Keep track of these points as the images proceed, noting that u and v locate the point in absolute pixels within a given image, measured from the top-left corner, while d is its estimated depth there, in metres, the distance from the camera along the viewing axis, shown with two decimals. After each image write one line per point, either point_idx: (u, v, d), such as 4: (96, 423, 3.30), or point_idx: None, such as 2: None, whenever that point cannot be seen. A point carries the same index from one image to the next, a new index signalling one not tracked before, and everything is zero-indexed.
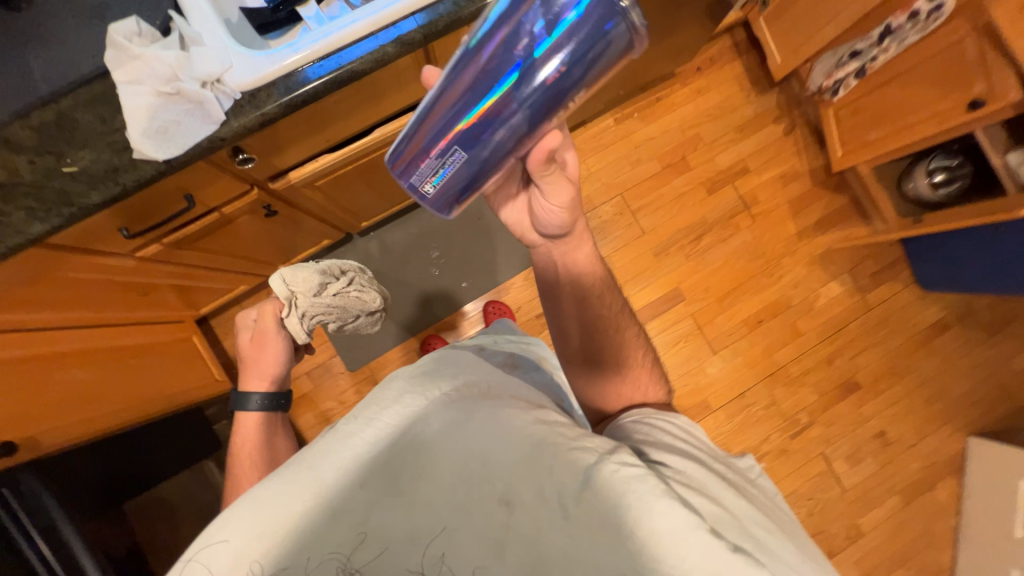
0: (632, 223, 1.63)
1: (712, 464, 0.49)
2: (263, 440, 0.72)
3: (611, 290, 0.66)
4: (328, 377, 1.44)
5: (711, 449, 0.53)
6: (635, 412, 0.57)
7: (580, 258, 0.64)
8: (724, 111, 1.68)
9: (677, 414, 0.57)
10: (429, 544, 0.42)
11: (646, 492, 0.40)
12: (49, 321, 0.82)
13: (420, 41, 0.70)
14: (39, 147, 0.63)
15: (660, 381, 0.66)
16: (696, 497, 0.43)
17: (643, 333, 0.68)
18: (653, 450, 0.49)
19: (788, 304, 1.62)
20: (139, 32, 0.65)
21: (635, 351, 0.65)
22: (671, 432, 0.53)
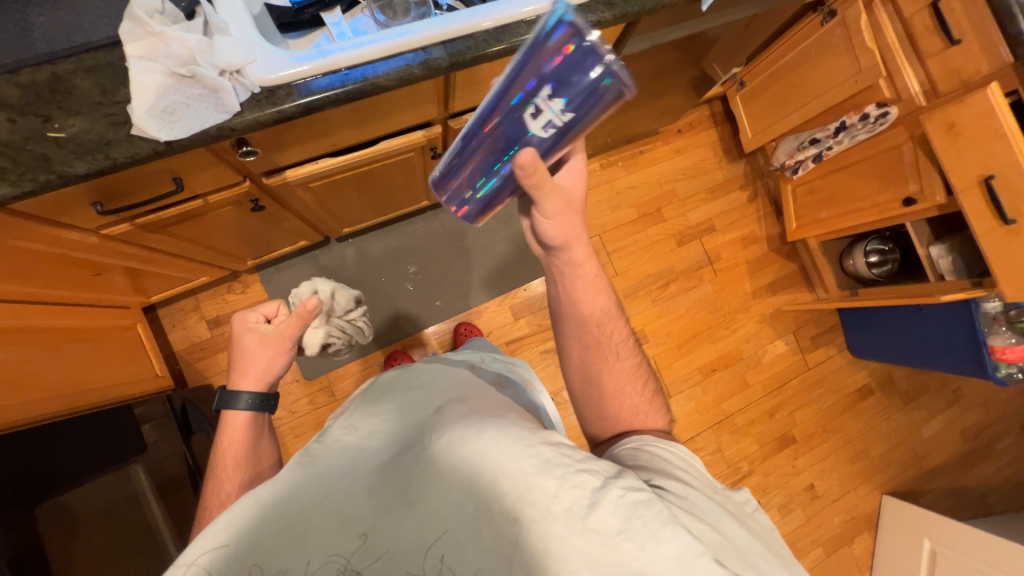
0: (606, 263, 1.70)
1: (711, 494, 0.53)
2: (243, 444, 0.66)
3: (614, 319, 0.68)
4: (280, 384, 1.36)
5: (708, 478, 0.56)
6: (635, 438, 0.60)
7: (583, 285, 0.66)
8: (698, 172, 1.83)
9: (677, 443, 0.59)
10: (430, 547, 0.44)
11: (652, 517, 0.42)
12: None
13: (446, 67, 0.73)
14: (24, 107, 0.59)
15: (663, 408, 0.68)
16: (697, 523, 0.47)
17: (644, 359, 0.70)
18: (657, 476, 0.52)
19: (739, 357, 1.74)
20: (161, 9, 0.63)
21: (635, 378, 0.68)
22: (671, 461, 0.55)
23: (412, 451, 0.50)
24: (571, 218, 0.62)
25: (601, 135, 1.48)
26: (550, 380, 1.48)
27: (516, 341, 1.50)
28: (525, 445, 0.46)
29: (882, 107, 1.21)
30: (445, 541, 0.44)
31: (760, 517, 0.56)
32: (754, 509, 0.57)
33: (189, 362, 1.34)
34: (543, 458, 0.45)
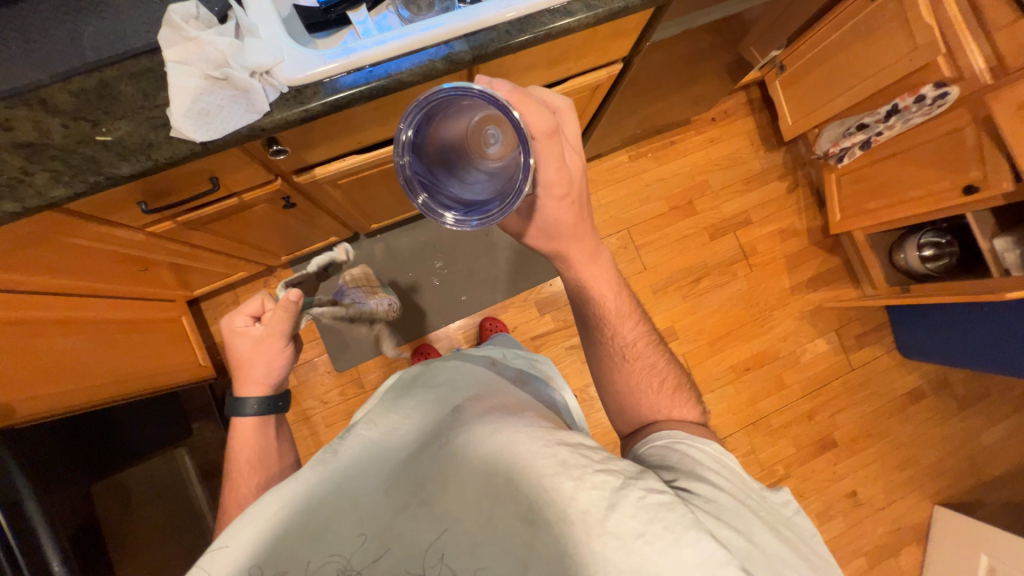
0: (634, 258, 1.66)
1: (742, 497, 0.51)
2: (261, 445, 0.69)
3: (628, 315, 0.67)
4: (313, 375, 1.41)
5: (745, 478, 0.54)
6: (667, 434, 0.58)
7: (596, 284, 0.64)
8: (733, 162, 1.75)
9: (710, 441, 0.57)
10: (428, 547, 0.43)
11: (674, 521, 0.41)
12: (42, 284, 0.81)
13: (468, 61, 0.73)
14: (75, 113, 0.63)
15: (694, 401, 0.66)
16: (723, 528, 0.46)
17: (666, 351, 0.69)
18: (684, 477, 0.51)
19: (775, 356, 1.66)
20: (196, 15, 0.66)
21: (657, 372, 0.66)
22: (702, 461, 0.53)
23: (429, 451, 0.50)
24: (582, 225, 0.59)
25: (629, 126, 1.44)
26: (575, 377, 1.47)
27: (541, 337, 1.49)
28: (541, 446, 0.46)
29: (941, 87, 1.12)
30: (460, 543, 0.43)
31: (801, 521, 0.53)
32: (795, 513, 0.54)
33: None
34: (560, 458, 0.45)
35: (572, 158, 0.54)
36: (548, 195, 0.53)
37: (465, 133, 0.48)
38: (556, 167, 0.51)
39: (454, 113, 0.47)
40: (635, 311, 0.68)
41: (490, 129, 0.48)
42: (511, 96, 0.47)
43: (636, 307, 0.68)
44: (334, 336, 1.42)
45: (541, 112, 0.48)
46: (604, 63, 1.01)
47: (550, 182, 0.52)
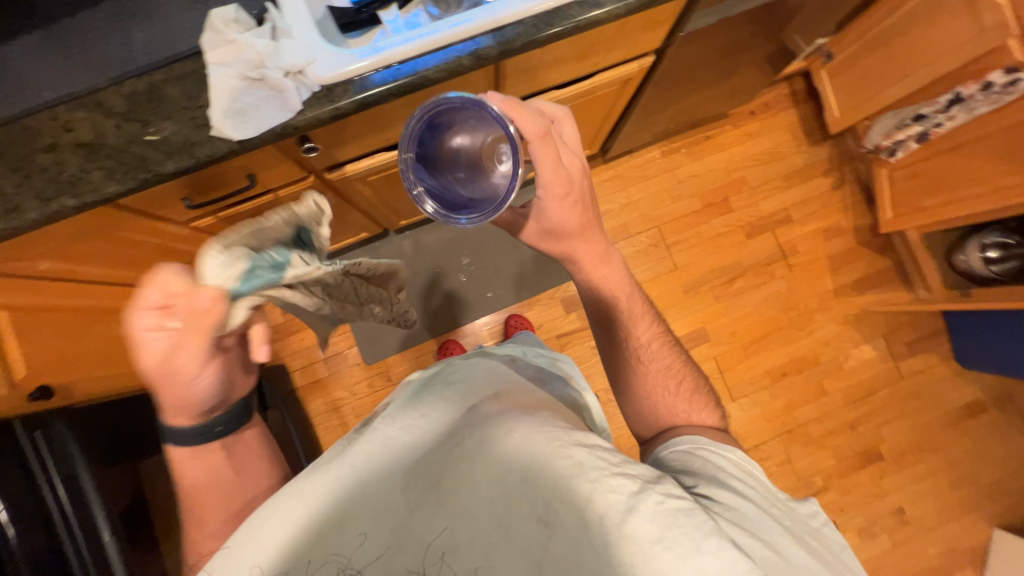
0: (665, 257, 1.60)
1: (769, 508, 0.48)
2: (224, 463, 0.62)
3: (641, 317, 0.65)
4: (343, 367, 1.46)
5: (770, 485, 0.52)
6: (689, 440, 0.56)
7: (610, 285, 0.63)
8: (773, 158, 1.67)
9: (734, 448, 0.55)
10: (430, 543, 0.44)
11: (693, 527, 0.41)
12: (94, 275, 0.87)
13: (495, 56, 0.73)
14: (127, 114, 0.67)
15: (712, 404, 0.64)
16: (747, 537, 0.44)
17: (682, 352, 0.67)
18: (705, 484, 0.49)
19: (815, 361, 1.57)
20: (236, 18, 0.69)
21: (673, 375, 0.64)
22: (725, 468, 0.51)
23: (443, 448, 0.50)
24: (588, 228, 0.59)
25: (662, 121, 1.39)
26: (599, 377, 1.45)
27: (567, 335, 1.48)
28: (558, 448, 0.45)
29: (1011, 74, 1.02)
30: (475, 542, 0.44)
31: (829, 533, 0.51)
32: (823, 524, 0.52)
33: None
34: (577, 460, 0.44)
35: (569, 158, 0.54)
36: (549, 195, 0.53)
37: (471, 143, 0.48)
38: (553, 166, 0.51)
39: (461, 125, 0.48)
40: (648, 312, 0.67)
41: (496, 143, 0.48)
42: (502, 107, 0.46)
43: (649, 308, 0.67)
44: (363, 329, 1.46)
45: (533, 115, 0.48)
46: (636, 55, 0.98)
47: (550, 184, 0.53)
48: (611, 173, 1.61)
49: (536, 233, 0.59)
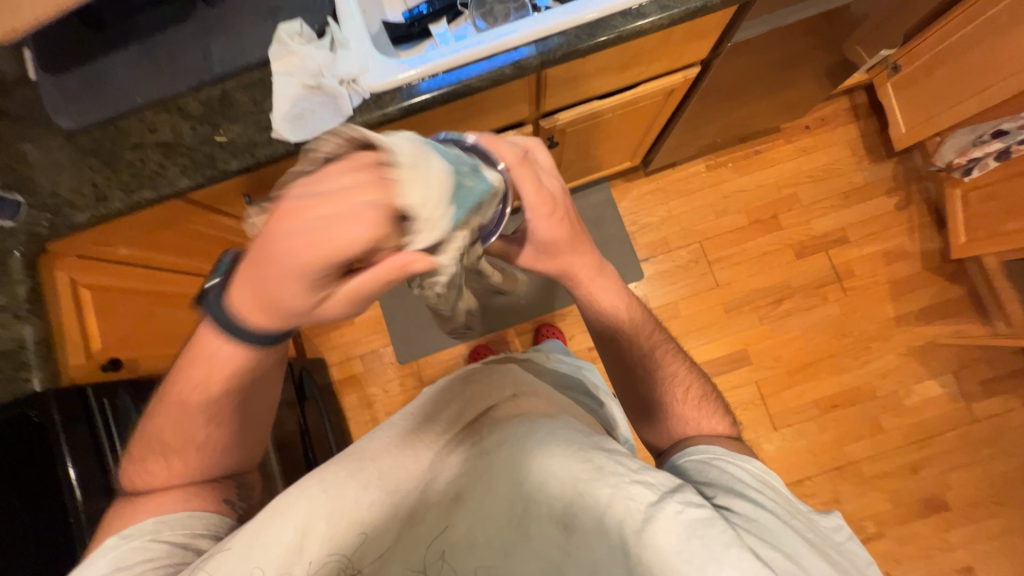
0: (707, 273, 1.54)
1: (788, 517, 0.46)
2: (222, 394, 0.53)
3: (643, 331, 0.63)
4: (378, 364, 1.51)
5: (790, 496, 0.50)
6: (704, 449, 0.55)
7: (607, 299, 0.61)
8: (829, 174, 1.58)
9: (751, 458, 0.53)
10: (433, 539, 0.44)
11: (713, 538, 0.39)
12: (163, 262, 0.97)
13: (536, 66, 0.75)
14: (201, 117, 0.74)
15: (723, 411, 0.62)
16: (766, 546, 0.42)
17: (692, 364, 0.65)
18: (720, 494, 0.48)
19: (870, 394, 1.45)
20: (300, 32, 0.75)
21: (679, 385, 0.62)
22: (745, 479, 0.50)
23: (455, 445, 0.49)
24: (575, 243, 0.58)
25: (708, 134, 1.36)
26: None
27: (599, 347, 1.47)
28: (577, 451, 0.44)
29: None
30: (489, 540, 0.43)
31: (855, 548, 0.49)
32: (848, 539, 0.50)
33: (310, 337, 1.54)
34: (596, 465, 0.43)
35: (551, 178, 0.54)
36: (535, 216, 0.53)
37: None
38: (534, 187, 0.52)
39: None
40: (650, 322, 0.65)
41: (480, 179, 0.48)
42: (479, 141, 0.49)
43: (650, 317, 0.65)
44: (400, 328, 1.51)
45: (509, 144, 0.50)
46: (681, 66, 0.97)
47: (533, 206, 0.53)
48: (653, 186, 1.58)
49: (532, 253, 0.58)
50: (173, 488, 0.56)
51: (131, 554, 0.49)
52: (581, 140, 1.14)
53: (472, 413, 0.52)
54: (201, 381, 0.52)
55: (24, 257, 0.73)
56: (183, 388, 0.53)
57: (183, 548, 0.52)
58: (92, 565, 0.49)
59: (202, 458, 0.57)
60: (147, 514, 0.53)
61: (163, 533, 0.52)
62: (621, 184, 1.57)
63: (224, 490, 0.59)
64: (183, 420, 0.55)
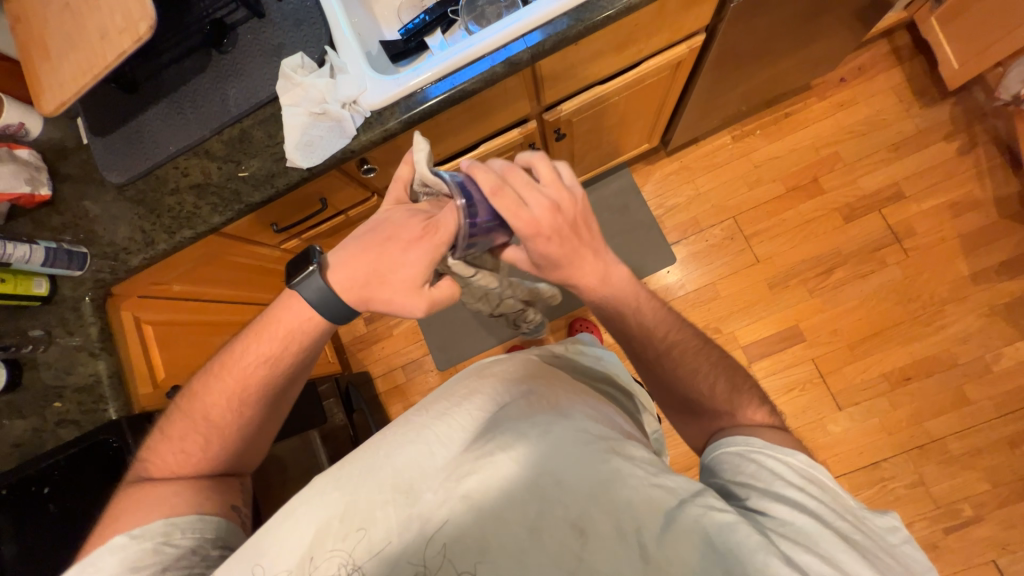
0: (745, 250, 1.44)
1: (832, 519, 0.44)
2: (282, 369, 0.57)
3: (660, 327, 0.61)
4: (419, 373, 1.55)
5: (837, 493, 0.47)
6: (742, 440, 0.52)
7: (614, 300, 0.60)
8: (874, 127, 1.44)
9: (796, 451, 0.50)
10: (433, 537, 0.43)
11: (736, 541, 0.40)
12: (211, 293, 1.06)
13: (528, 60, 0.75)
14: (226, 156, 0.80)
15: (761, 401, 0.57)
16: (803, 554, 0.40)
17: (722, 355, 0.62)
18: (757, 497, 0.46)
19: (950, 363, 1.30)
20: (302, 64, 0.79)
21: (704, 380, 0.59)
22: (786, 478, 0.47)
23: (464, 442, 0.48)
24: (580, 255, 0.57)
25: (730, 103, 1.29)
26: None
27: None
28: (595, 453, 0.45)
29: None
30: (497, 543, 0.42)
31: (911, 553, 0.45)
32: (904, 542, 0.46)
33: (352, 353, 1.60)
34: (614, 467, 0.44)
35: (536, 198, 0.53)
36: (529, 240, 0.54)
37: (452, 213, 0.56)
38: (518, 213, 0.52)
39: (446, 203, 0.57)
40: (666, 317, 0.62)
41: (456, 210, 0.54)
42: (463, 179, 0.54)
43: (667, 312, 0.63)
44: (436, 337, 1.55)
45: (487, 175, 0.52)
46: (682, 37, 0.93)
47: (517, 232, 0.54)
48: (675, 165, 1.51)
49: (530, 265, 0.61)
50: (198, 477, 0.56)
51: (144, 556, 0.50)
52: (590, 129, 1.12)
53: (484, 413, 0.51)
54: (265, 355, 0.56)
55: (94, 302, 0.83)
56: (245, 358, 0.56)
57: (193, 554, 0.51)
58: (98, 560, 0.49)
59: (235, 442, 0.58)
60: (157, 515, 0.52)
61: (174, 536, 0.52)
62: (642, 168, 1.52)
63: (231, 494, 0.58)
64: (233, 393, 0.56)
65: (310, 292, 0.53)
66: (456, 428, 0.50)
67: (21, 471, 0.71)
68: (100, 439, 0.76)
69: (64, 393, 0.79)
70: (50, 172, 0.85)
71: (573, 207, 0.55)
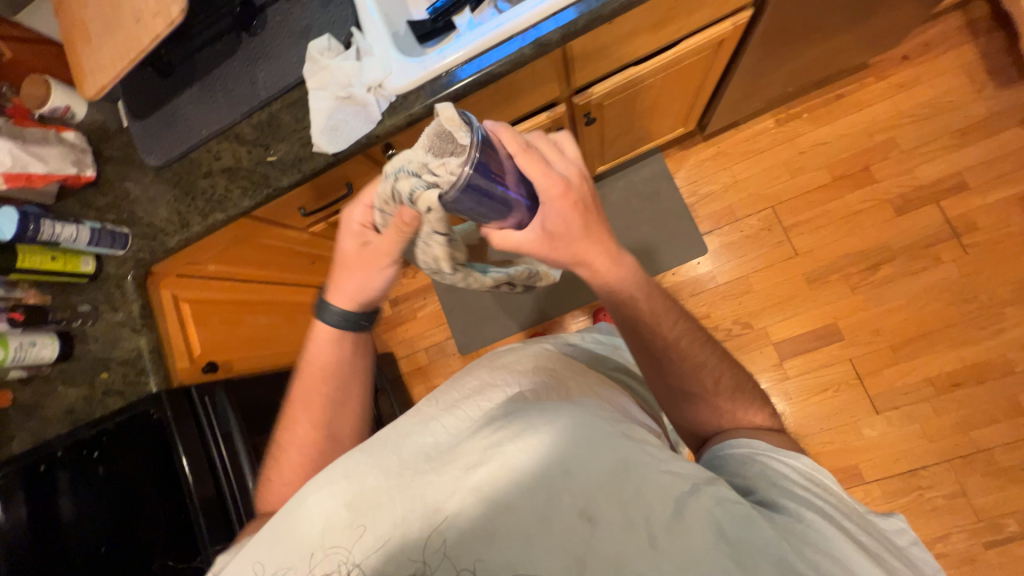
0: (782, 241, 1.36)
1: (836, 515, 0.43)
2: (321, 383, 0.68)
3: (665, 315, 0.59)
4: (441, 355, 1.57)
5: (844, 494, 0.47)
6: (746, 443, 0.51)
7: (622, 282, 0.58)
8: (938, 110, 1.32)
9: (798, 454, 0.50)
10: (436, 525, 0.42)
11: (749, 529, 0.39)
12: (243, 274, 1.10)
13: (558, 41, 0.72)
14: (255, 140, 0.81)
15: (761, 403, 0.58)
16: (814, 552, 0.39)
17: (722, 350, 0.60)
18: (766, 488, 0.46)
19: (1005, 369, 1.21)
20: (329, 46, 0.78)
21: (709, 375, 0.57)
22: (790, 478, 0.47)
23: (471, 431, 0.47)
24: (590, 227, 0.56)
25: (777, 84, 1.20)
26: None
27: None
28: (603, 441, 0.43)
29: None
30: (503, 532, 0.40)
31: (918, 554, 0.45)
32: (911, 544, 0.46)
33: (377, 334, 1.63)
34: (622, 455, 0.43)
35: (563, 164, 0.55)
36: (550, 204, 0.53)
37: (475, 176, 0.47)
38: (543, 172, 0.52)
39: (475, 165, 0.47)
40: (672, 312, 0.60)
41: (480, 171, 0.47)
42: (502, 136, 0.51)
43: (672, 306, 0.61)
44: (459, 321, 1.56)
45: (514, 134, 0.51)
46: (728, 13, 0.87)
47: (543, 189, 0.52)
48: (712, 150, 1.44)
49: (539, 241, 0.56)
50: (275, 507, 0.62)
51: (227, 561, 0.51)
52: (622, 113, 1.07)
53: (492, 404, 0.51)
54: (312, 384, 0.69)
55: (136, 279, 0.86)
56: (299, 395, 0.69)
57: None
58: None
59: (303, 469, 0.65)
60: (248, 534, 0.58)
61: None
62: (676, 153, 1.45)
63: None
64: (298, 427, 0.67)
65: (328, 319, 0.67)
66: (462, 416, 0.51)
67: (78, 434, 0.78)
68: (140, 410, 0.80)
69: (111, 364, 0.84)
70: (94, 154, 0.88)
71: (581, 182, 0.54)
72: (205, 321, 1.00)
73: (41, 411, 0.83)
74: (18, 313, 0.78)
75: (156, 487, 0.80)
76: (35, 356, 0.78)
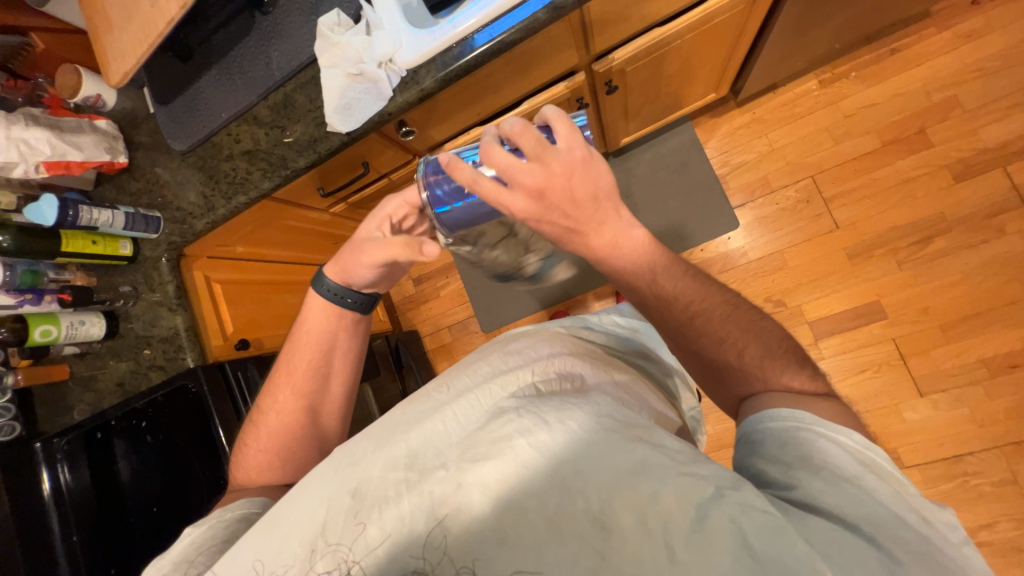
0: (822, 214, 1.28)
1: (881, 517, 0.39)
2: (309, 357, 0.68)
3: (690, 286, 0.57)
4: (465, 333, 1.59)
5: (899, 486, 0.42)
6: (787, 415, 0.47)
7: (631, 255, 0.56)
8: (1010, 62, 1.18)
9: (851, 431, 0.45)
10: (442, 519, 0.42)
11: (777, 542, 0.36)
12: (268, 255, 1.14)
13: (573, 4, 0.68)
14: (272, 121, 0.82)
15: (797, 365, 0.53)
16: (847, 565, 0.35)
17: (759, 320, 0.57)
18: (804, 478, 0.42)
19: None
20: (338, 21, 0.76)
21: (731, 347, 0.54)
22: (835, 468, 0.42)
23: (483, 422, 0.47)
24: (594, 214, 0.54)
25: (821, 40, 1.10)
26: None
27: None
28: (618, 442, 0.42)
29: None
30: (512, 534, 0.40)
31: (970, 556, 0.39)
32: (964, 543, 0.40)
33: (402, 312, 1.67)
34: (638, 457, 0.41)
35: (524, 177, 0.51)
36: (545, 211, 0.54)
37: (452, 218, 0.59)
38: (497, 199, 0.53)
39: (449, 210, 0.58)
40: (692, 280, 0.58)
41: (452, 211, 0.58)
42: (454, 174, 0.53)
43: (692, 274, 0.58)
44: (480, 300, 1.56)
45: (462, 169, 0.52)
46: None
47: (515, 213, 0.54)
48: (747, 117, 1.34)
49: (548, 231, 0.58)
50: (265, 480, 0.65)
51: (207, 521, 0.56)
52: (647, 78, 1.00)
53: (505, 392, 0.50)
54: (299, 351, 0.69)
55: (170, 262, 0.91)
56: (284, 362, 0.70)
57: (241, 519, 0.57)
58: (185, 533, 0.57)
59: (280, 439, 0.66)
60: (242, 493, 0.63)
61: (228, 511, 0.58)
62: (707, 121, 1.37)
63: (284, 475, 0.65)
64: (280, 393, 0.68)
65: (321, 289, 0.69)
66: (472, 405, 0.50)
67: (128, 405, 0.83)
68: (179, 384, 0.85)
69: (152, 342, 0.90)
70: (126, 141, 0.92)
71: (566, 176, 0.51)
72: (237, 301, 1.04)
73: (96, 383, 0.89)
74: (66, 293, 0.83)
75: (198, 456, 0.87)
76: (85, 333, 0.85)
